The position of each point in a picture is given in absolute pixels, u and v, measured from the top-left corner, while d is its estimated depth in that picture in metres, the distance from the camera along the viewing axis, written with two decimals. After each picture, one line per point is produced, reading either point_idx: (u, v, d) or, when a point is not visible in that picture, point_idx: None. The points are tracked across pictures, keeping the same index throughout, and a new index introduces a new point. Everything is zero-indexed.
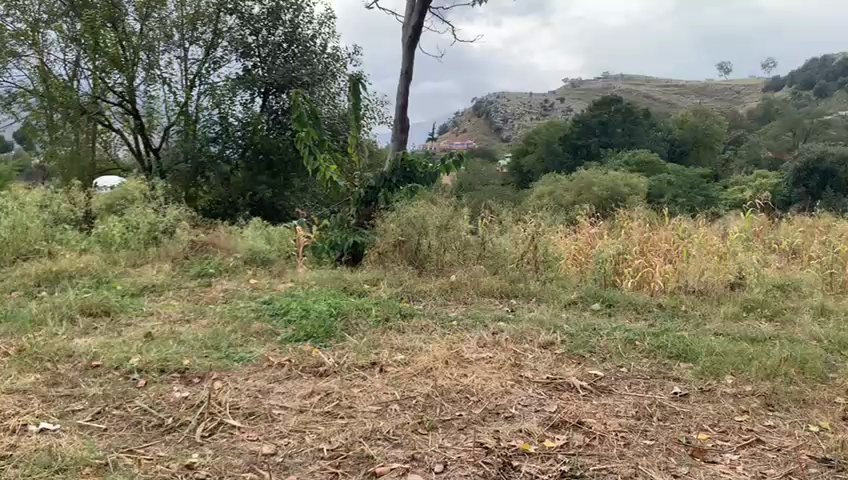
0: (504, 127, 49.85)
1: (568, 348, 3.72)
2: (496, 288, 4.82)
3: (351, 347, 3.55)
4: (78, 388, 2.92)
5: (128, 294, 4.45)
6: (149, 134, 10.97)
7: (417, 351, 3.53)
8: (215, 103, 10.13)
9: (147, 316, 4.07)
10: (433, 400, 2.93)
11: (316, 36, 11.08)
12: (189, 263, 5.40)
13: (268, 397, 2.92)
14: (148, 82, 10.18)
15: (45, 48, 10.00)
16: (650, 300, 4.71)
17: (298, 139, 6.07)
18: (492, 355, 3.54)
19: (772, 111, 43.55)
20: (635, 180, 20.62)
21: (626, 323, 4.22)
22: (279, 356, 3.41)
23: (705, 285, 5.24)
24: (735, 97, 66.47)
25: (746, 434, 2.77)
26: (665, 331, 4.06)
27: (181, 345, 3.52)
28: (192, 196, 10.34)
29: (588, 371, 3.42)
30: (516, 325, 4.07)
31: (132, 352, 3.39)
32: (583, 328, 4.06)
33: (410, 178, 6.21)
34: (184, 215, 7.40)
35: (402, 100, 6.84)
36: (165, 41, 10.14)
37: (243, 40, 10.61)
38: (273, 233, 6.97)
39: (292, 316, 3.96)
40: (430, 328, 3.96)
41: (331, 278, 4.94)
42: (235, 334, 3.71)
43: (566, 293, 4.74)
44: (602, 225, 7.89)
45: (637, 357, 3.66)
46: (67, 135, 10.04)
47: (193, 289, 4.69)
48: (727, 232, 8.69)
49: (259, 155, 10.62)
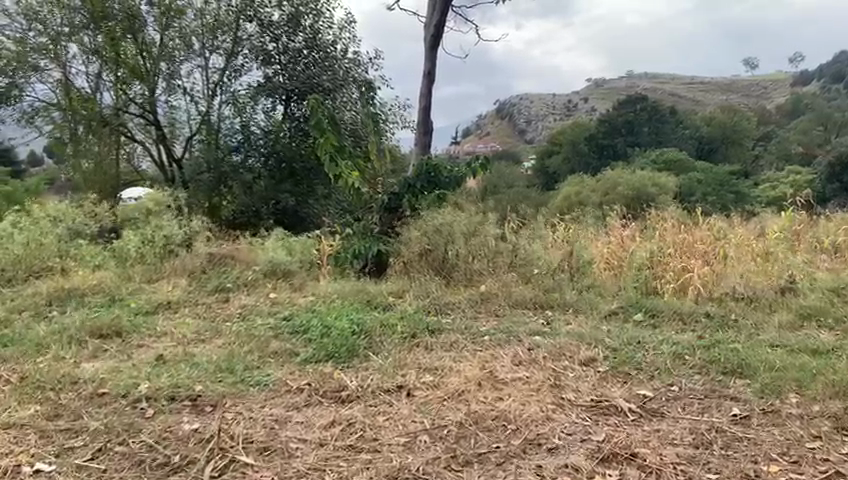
0: (528, 130, 49.48)
1: (612, 365, 3.43)
2: (529, 299, 4.53)
3: (377, 367, 3.28)
4: (80, 421, 2.70)
5: (141, 313, 4.24)
6: (172, 144, 10.71)
7: (448, 372, 3.25)
8: (238, 114, 10.17)
9: (160, 337, 3.84)
10: (467, 430, 2.64)
11: (337, 41, 10.79)
12: (206, 277, 5.17)
13: (285, 428, 2.67)
14: (168, 93, 10.10)
15: (68, 61, 9.82)
16: (696, 308, 4.38)
17: (318, 147, 5.81)
18: (529, 375, 3.25)
19: (802, 106, 42.68)
20: (664, 179, 20.19)
21: (672, 335, 3.90)
22: (299, 380, 3.16)
23: (753, 290, 4.89)
24: (762, 93, 65.53)
25: (822, 465, 2.45)
26: (716, 343, 3.74)
27: (194, 369, 3.28)
28: (215, 205, 10.11)
29: (635, 392, 3.13)
30: (553, 340, 3.77)
31: (141, 377, 3.16)
32: (627, 342, 3.74)
33: (435, 183, 5.94)
34: (203, 226, 7.21)
35: (425, 101, 6.57)
36: (185, 51, 9.95)
37: (263, 48, 10.29)
38: (295, 243, 6.74)
39: (312, 335, 3.70)
40: (460, 344, 3.67)
41: (355, 291, 4.68)
42: (251, 355, 3.46)
43: (604, 304, 4.43)
44: (635, 226, 7.56)
45: (688, 374, 3.36)
46: (90, 147, 10.01)
47: (210, 305, 4.47)
48: (766, 231, 8.30)
49: (282, 165, 10.28)
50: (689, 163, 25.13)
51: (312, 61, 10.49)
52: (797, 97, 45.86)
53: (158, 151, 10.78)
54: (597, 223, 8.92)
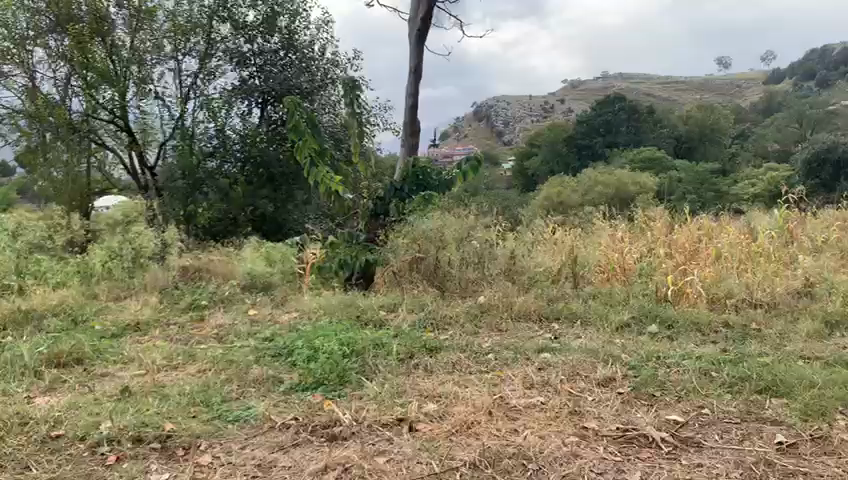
0: (506, 131, 49.31)
1: (634, 385, 3.08)
2: (533, 312, 4.17)
3: (372, 396, 2.91)
4: (25, 475, 2.31)
5: (106, 337, 3.82)
6: (144, 151, 9.86)
7: (453, 399, 2.88)
8: (212, 118, 9.42)
9: (126, 364, 3.42)
10: (482, 473, 2.28)
11: (314, 41, 10.32)
12: (179, 293, 4.74)
13: (270, 476, 2.30)
14: (140, 97, 9.33)
15: (33, 65, 9.37)
16: (713, 317, 4.03)
17: (297, 150, 5.27)
18: (543, 400, 2.90)
19: (777, 104, 43.06)
20: (645, 179, 20.00)
21: (693, 349, 3.55)
22: (284, 414, 2.77)
23: (769, 295, 4.57)
24: (735, 90, 66.15)
25: None
26: (743, 357, 3.41)
27: (164, 403, 2.87)
28: (189, 215, 9.12)
29: (664, 418, 2.78)
30: (564, 357, 3.42)
31: (101, 415, 2.75)
32: (646, 358, 3.39)
33: (424, 186, 5.41)
34: (174, 235, 6.77)
35: (411, 100, 6.21)
36: (155, 53, 9.36)
37: (238, 50, 9.83)
38: (274, 252, 6.35)
39: (298, 358, 3.32)
40: (463, 365, 3.31)
41: (342, 305, 4.29)
42: (229, 385, 3.07)
43: (615, 314, 4.07)
44: (627, 225, 7.26)
45: (718, 394, 3.02)
46: (59, 155, 9.08)
47: (183, 326, 4.06)
48: (760, 229, 8.05)
49: (260, 169, 9.78)
50: (668, 162, 25.05)
51: (290, 62, 10.08)
52: (771, 94, 46.14)
53: (130, 158, 9.93)
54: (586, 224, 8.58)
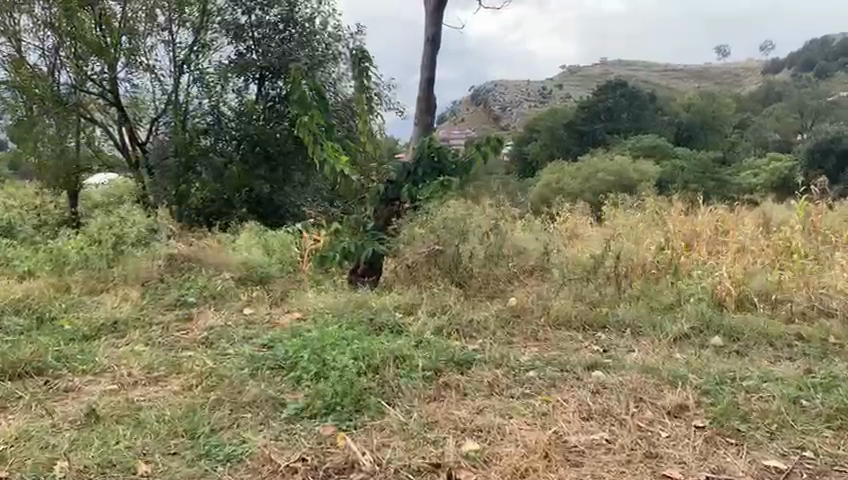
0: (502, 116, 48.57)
1: (712, 417, 2.54)
2: (575, 317, 3.60)
3: (397, 429, 2.35)
4: None
5: (76, 340, 3.24)
6: (136, 127, 8.89)
7: (495, 435, 2.33)
8: (207, 94, 8.61)
9: (99, 376, 2.86)
10: None
11: (316, 14, 9.22)
12: (164, 287, 4.16)
13: None
14: (130, 69, 8.44)
15: (20, 33, 8.37)
16: (782, 328, 3.48)
17: (300, 126, 4.62)
18: (609, 437, 2.35)
19: (775, 93, 42.64)
20: (647, 167, 19.47)
21: (770, 368, 3.00)
22: (285, 452, 2.21)
23: (834, 297, 4.02)
24: (732, 79, 65.72)
25: None
26: (836, 381, 2.85)
27: (138, 434, 2.30)
28: (183, 194, 8.37)
29: (762, 464, 2.23)
30: (622, 377, 2.86)
31: (56, 451, 2.17)
32: (721, 382, 2.83)
33: (440, 169, 4.60)
34: (158, 218, 6.20)
35: (427, 74, 5.60)
36: (147, 23, 8.34)
37: (235, 22, 8.76)
38: (271, 239, 5.79)
39: (304, 375, 2.75)
40: (502, 386, 2.75)
41: (352, 305, 3.72)
42: (218, 412, 2.49)
43: (671, 322, 3.51)
44: (650, 211, 6.70)
45: (818, 431, 2.46)
46: (46, 131, 8.38)
47: (167, 327, 3.50)
48: (785, 219, 7.54)
49: (256, 148, 8.77)
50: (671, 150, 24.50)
51: (290, 37, 9.04)
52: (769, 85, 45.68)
53: (120, 134, 8.96)
54: (598, 215, 8.03)
